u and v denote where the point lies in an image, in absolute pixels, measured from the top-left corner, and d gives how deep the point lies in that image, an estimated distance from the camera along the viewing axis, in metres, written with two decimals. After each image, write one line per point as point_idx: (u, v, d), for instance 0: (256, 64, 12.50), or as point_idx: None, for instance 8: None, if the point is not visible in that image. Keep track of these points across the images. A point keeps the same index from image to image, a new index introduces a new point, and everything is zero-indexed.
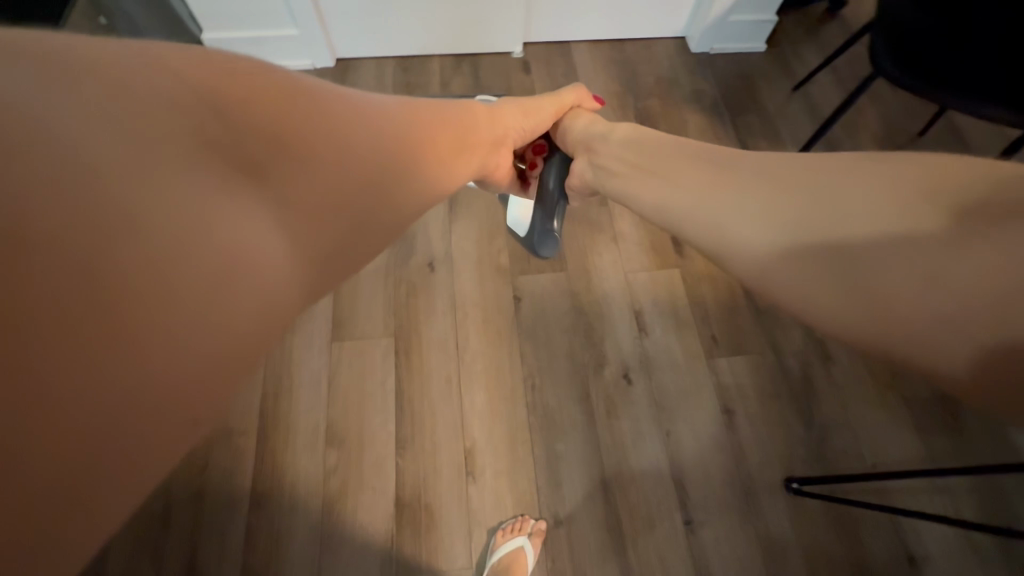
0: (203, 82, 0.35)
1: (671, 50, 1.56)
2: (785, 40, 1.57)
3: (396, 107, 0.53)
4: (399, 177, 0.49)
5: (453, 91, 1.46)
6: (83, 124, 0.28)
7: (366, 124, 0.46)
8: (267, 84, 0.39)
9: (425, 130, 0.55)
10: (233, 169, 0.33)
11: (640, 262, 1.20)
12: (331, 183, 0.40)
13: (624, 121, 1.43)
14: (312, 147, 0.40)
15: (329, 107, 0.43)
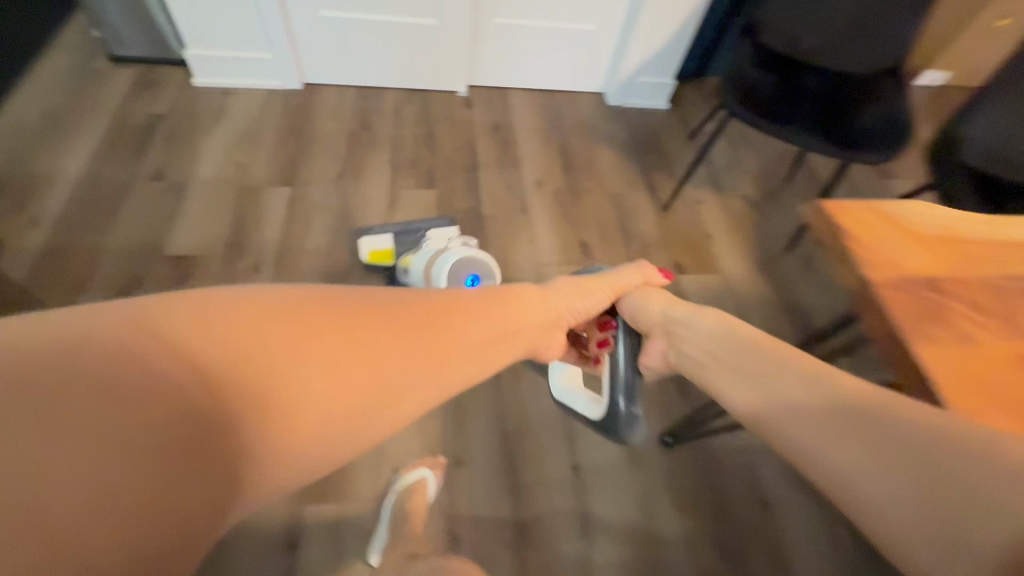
0: (211, 327, 0.35)
1: (592, 102, 1.87)
2: (685, 101, 1.92)
3: (437, 310, 0.48)
4: (392, 404, 0.43)
5: (404, 116, 1.68)
6: (70, 378, 0.29)
7: (383, 349, 0.42)
8: (297, 307, 0.40)
9: (464, 332, 0.49)
10: (195, 439, 0.31)
11: (551, 259, 1.42)
12: (293, 432, 0.36)
13: (548, 151, 1.69)
14: (289, 389, 0.36)
15: (344, 324, 0.41)
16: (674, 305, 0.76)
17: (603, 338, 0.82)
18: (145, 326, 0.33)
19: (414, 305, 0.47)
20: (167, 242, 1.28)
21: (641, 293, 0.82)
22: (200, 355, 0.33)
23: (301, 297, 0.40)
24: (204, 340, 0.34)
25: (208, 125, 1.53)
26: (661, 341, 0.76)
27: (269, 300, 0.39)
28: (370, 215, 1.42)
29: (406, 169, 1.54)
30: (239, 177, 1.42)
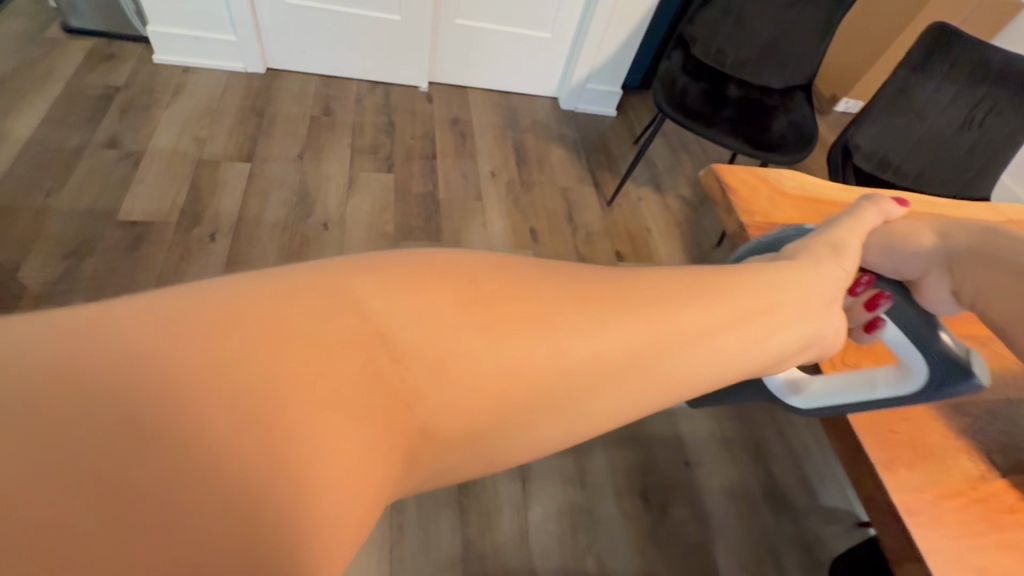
0: (425, 286, 0.27)
1: (546, 106, 2.00)
2: (630, 110, 2.08)
3: (662, 280, 0.36)
4: (592, 395, 0.31)
5: (366, 105, 1.75)
6: (235, 309, 0.22)
7: (596, 319, 0.30)
8: (506, 272, 0.30)
9: (700, 311, 0.35)
10: (366, 413, 0.23)
11: (502, 242, 1.51)
12: (473, 419, 0.26)
13: (504, 146, 1.79)
14: (466, 362, 0.26)
15: (566, 294, 0.31)
16: (954, 227, 0.57)
17: (871, 297, 0.54)
18: (329, 277, 0.25)
19: (635, 278, 0.35)
20: (120, 207, 1.28)
21: (895, 236, 0.58)
22: (387, 317, 0.25)
23: (506, 262, 0.31)
24: (390, 298, 0.26)
25: (167, 101, 1.54)
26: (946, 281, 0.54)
27: (464, 262, 0.30)
28: (328, 192, 1.47)
29: (366, 154, 1.60)
30: (197, 151, 1.44)
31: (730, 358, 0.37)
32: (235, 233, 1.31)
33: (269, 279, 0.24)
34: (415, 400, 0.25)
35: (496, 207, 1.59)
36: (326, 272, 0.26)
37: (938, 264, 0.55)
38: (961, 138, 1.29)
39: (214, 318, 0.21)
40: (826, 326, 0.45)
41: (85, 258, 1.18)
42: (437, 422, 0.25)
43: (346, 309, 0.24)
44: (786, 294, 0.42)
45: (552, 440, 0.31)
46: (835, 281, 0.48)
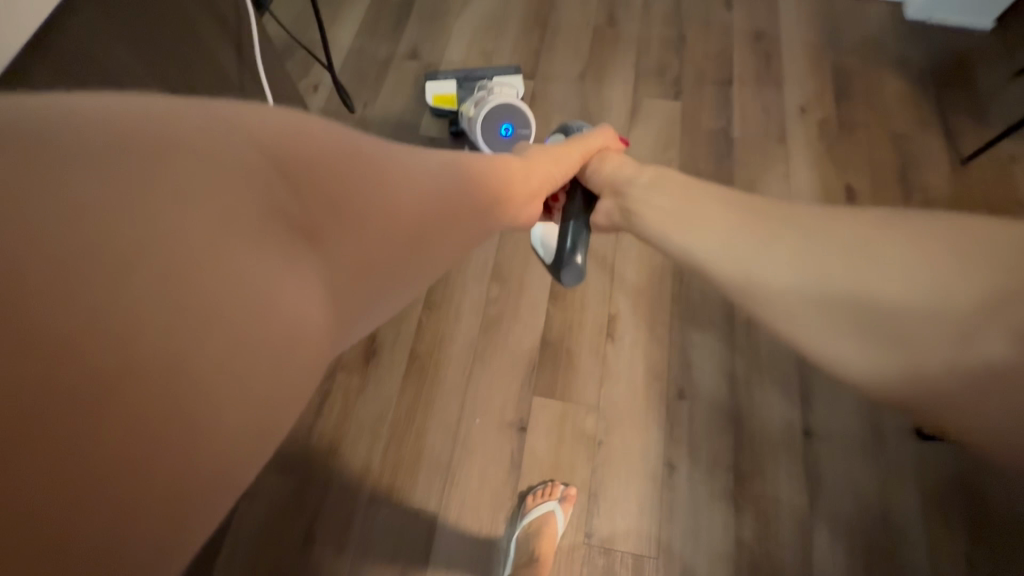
0: (283, 146, 0.34)
1: (884, 14, 1.49)
2: (1018, 24, 1.45)
3: (443, 159, 0.48)
4: (439, 237, 0.45)
5: (653, 12, 1.49)
6: (145, 173, 0.28)
7: (425, 190, 0.43)
8: (328, 133, 0.38)
9: (478, 186, 0.51)
10: (297, 239, 0.33)
11: (807, 200, 1.23)
12: (367, 254, 0.38)
13: (819, 70, 1.40)
14: (352, 208, 0.37)
15: (396, 162, 0.42)
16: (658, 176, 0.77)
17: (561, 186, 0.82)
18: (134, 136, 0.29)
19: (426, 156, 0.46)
20: (421, 122, 1.33)
21: (607, 159, 0.82)
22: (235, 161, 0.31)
23: (319, 140, 0.37)
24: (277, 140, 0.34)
25: (457, 8, 1.50)
26: (609, 202, 0.81)
27: (319, 133, 0.37)
28: (608, 119, 1.33)
29: (651, 75, 1.39)
30: (485, 66, 1.39)
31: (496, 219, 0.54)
32: None
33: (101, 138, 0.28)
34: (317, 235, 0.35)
35: (803, 152, 1.29)
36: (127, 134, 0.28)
37: (609, 191, 0.80)
38: None
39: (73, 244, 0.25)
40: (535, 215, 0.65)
41: None
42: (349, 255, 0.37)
43: (294, 163, 0.34)
44: (528, 187, 0.61)
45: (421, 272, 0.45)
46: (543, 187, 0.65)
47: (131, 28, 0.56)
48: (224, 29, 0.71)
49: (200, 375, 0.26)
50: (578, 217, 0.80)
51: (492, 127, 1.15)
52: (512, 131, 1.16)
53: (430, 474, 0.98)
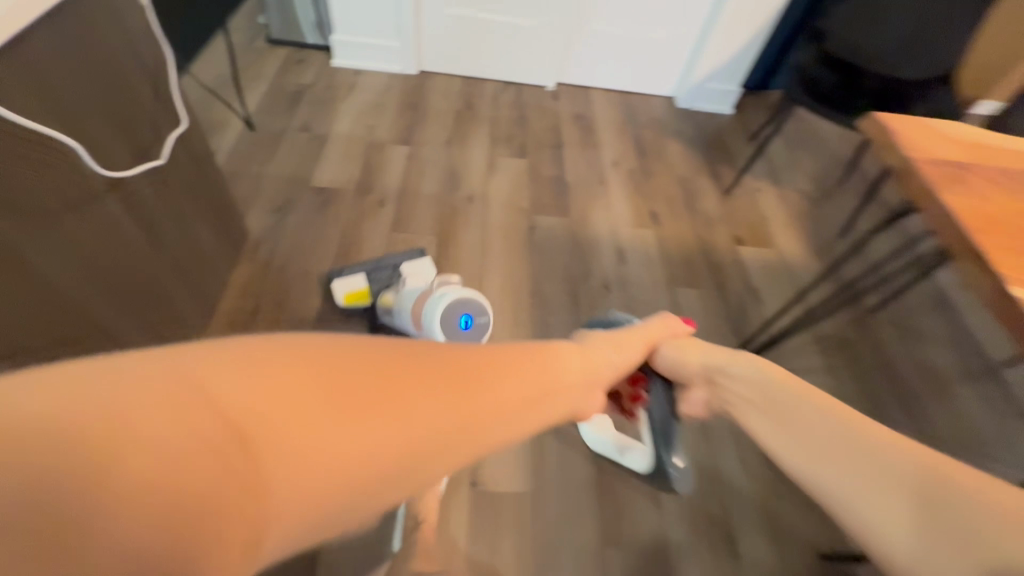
0: (247, 386, 0.26)
1: (664, 104, 2.09)
2: (747, 109, 2.11)
3: (477, 354, 0.38)
4: (439, 462, 0.32)
5: (501, 101, 1.94)
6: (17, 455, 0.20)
7: (432, 399, 0.32)
8: (329, 353, 0.30)
9: (509, 383, 0.39)
10: (239, 521, 0.24)
11: (625, 221, 1.60)
12: (323, 504, 0.26)
13: (624, 138, 1.90)
14: (291, 445, 0.26)
15: (416, 376, 0.32)
16: (711, 351, 0.70)
17: (637, 392, 0.78)
18: (99, 391, 0.23)
19: (446, 351, 0.36)
20: (313, 176, 1.55)
21: (678, 346, 0.72)
22: (182, 406, 0.24)
23: (306, 364, 0.29)
24: (239, 387, 0.26)
25: (343, 96, 1.83)
26: (702, 390, 0.70)
27: (299, 356, 0.29)
28: (471, 171, 1.66)
29: (502, 142, 1.78)
30: (368, 136, 1.70)
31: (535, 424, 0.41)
32: (400, 202, 1.52)
33: (67, 383, 0.23)
34: (260, 501, 0.25)
35: (619, 190, 1.70)
36: (89, 375, 0.24)
37: (701, 376, 0.69)
38: None
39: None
40: (597, 402, 0.51)
41: (288, 213, 1.44)
42: (290, 516, 0.25)
43: (239, 417, 0.26)
44: (578, 375, 0.49)
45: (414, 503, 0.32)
46: (602, 366, 0.55)
47: (69, 35, 0.73)
48: (146, 68, 0.90)
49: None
50: (666, 423, 0.76)
51: (449, 324, 0.91)
52: (471, 324, 0.93)
53: None
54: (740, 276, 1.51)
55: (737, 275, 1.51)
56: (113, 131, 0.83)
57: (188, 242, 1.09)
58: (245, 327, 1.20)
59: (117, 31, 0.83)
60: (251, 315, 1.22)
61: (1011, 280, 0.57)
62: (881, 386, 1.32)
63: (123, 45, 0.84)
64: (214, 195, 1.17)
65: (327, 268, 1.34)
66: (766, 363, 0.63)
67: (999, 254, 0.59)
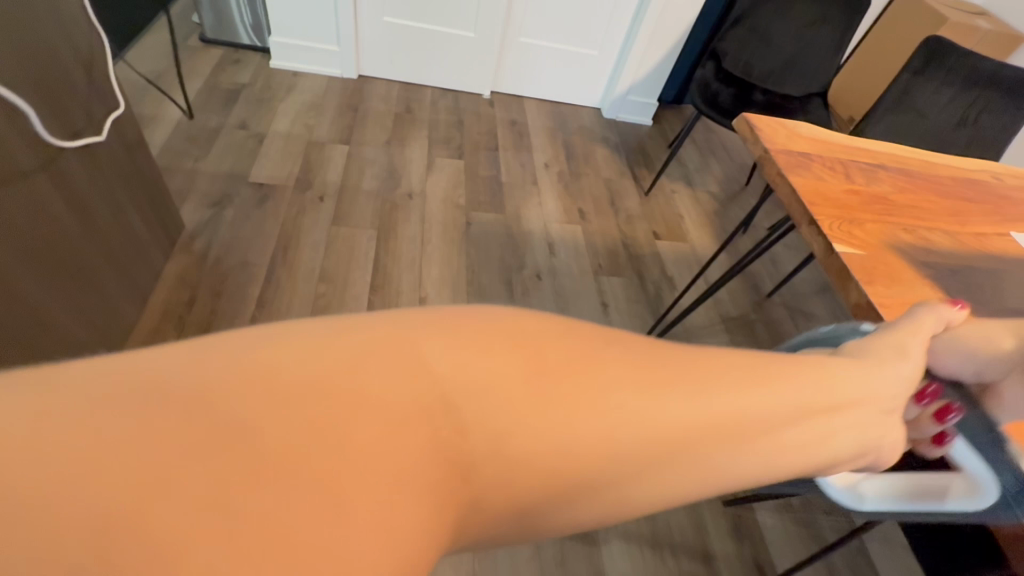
0: (472, 355, 0.27)
1: (592, 114, 2.26)
2: (664, 121, 2.33)
3: (716, 356, 0.34)
4: (643, 477, 0.29)
5: (440, 106, 2.03)
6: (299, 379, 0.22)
7: (644, 400, 0.29)
8: (545, 336, 0.29)
9: (758, 397, 0.33)
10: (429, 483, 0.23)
11: (555, 218, 1.73)
12: (517, 487, 0.26)
13: (555, 143, 2.04)
14: (510, 436, 0.26)
15: (616, 369, 0.29)
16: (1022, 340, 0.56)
17: (940, 408, 0.58)
18: (390, 345, 0.25)
19: (676, 354, 0.33)
20: (251, 171, 1.56)
21: (967, 337, 0.57)
22: (439, 383, 0.25)
23: (526, 343, 0.28)
24: (467, 367, 0.26)
25: (281, 97, 1.85)
26: None
27: (520, 335, 0.28)
28: (411, 169, 1.73)
29: (441, 144, 1.87)
30: (308, 135, 1.73)
31: (781, 455, 0.34)
32: (340, 198, 1.56)
33: (344, 332, 0.25)
34: (475, 476, 0.25)
35: (550, 189, 1.83)
36: (390, 331, 0.26)
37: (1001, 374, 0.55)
38: (958, 135, 1.42)
39: (296, 375, 0.22)
40: (887, 431, 0.43)
41: (225, 207, 1.45)
42: (486, 502, 0.25)
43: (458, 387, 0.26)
44: (855, 393, 0.40)
45: (597, 518, 0.30)
46: (890, 391, 0.43)
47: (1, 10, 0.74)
48: (79, 53, 0.91)
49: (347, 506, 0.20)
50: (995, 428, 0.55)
51: None
52: None
53: None
54: (658, 266, 1.68)
55: (655, 266, 1.68)
56: (45, 110, 0.83)
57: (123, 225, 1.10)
58: (182, 316, 1.20)
59: (49, 12, 0.84)
60: (187, 304, 1.22)
61: (835, 238, 0.72)
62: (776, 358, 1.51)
63: (54, 24, 0.85)
64: (148, 183, 1.18)
65: (266, 258, 1.36)
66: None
67: (828, 219, 0.75)
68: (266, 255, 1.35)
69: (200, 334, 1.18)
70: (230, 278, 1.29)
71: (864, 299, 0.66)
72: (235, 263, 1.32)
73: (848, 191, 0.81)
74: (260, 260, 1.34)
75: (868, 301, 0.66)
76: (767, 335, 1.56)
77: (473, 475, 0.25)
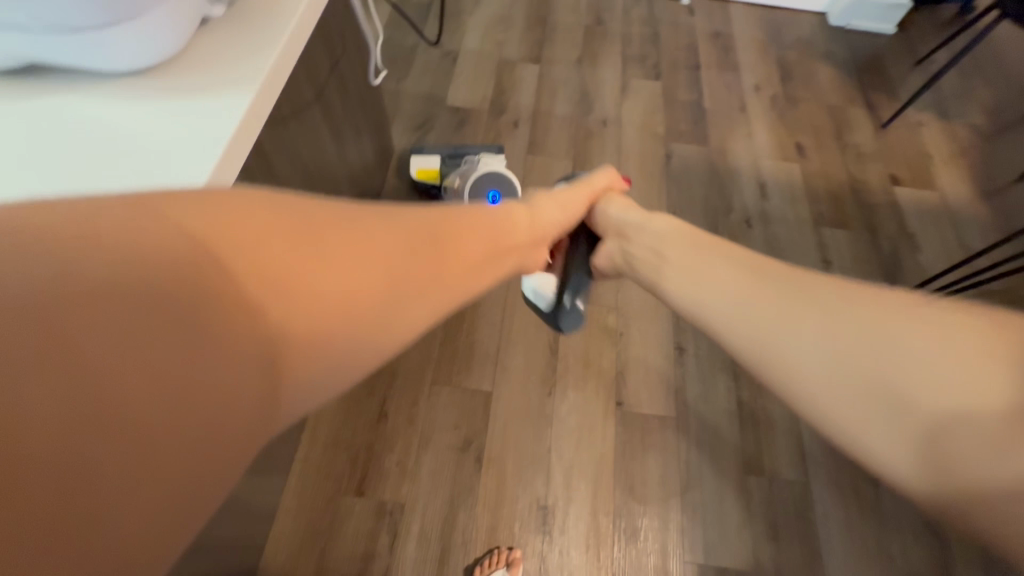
0: (238, 213, 0.35)
1: (814, 22, 1.85)
2: (914, 28, 1.83)
3: (426, 218, 0.50)
4: (402, 302, 0.43)
5: (633, 15, 1.79)
6: (86, 263, 0.27)
7: (389, 240, 0.44)
8: (274, 200, 0.38)
9: (457, 246, 0.51)
10: (257, 300, 0.33)
11: (767, 154, 1.50)
12: (320, 317, 0.36)
13: (768, 60, 1.72)
14: (304, 279, 0.36)
15: (354, 221, 0.42)
16: (648, 214, 0.79)
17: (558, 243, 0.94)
18: (167, 220, 0.31)
19: (396, 218, 0.47)
20: (447, 93, 1.52)
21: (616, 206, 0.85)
22: (222, 246, 0.32)
23: (271, 203, 0.38)
24: (225, 215, 0.34)
25: (470, 7, 1.74)
26: (613, 245, 0.83)
27: (271, 200, 0.38)
28: (604, 91, 1.58)
29: (635, 61, 1.66)
30: (498, 51, 1.63)
31: (477, 277, 0.54)
32: (533, 124, 1.49)
33: (95, 216, 0.29)
34: (260, 312, 0.33)
35: (762, 118, 1.57)
36: (163, 204, 0.32)
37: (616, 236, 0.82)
38: None
39: (99, 246, 0.28)
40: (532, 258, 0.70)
41: (427, 131, 1.45)
42: (292, 339, 0.34)
43: (244, 237, 0.34)
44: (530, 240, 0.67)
45: (401, 336, 0.44)
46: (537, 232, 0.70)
47: None
48: None
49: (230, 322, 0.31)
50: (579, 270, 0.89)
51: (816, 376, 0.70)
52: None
53: (481, 363, 1.08)
54: (895, 220, 1.40)
55: (892, 218, 1.40)
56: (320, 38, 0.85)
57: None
58: None
59: None
60: None
61: None
62: None
63: None
64: (373, 109, 1.21)
65: None
66: (704, 243, 0.69)
67: None
68: None
69: None
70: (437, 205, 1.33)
71: None
72: None
73: None
74: None
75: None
76: None
77: (260, 304, 0.33)
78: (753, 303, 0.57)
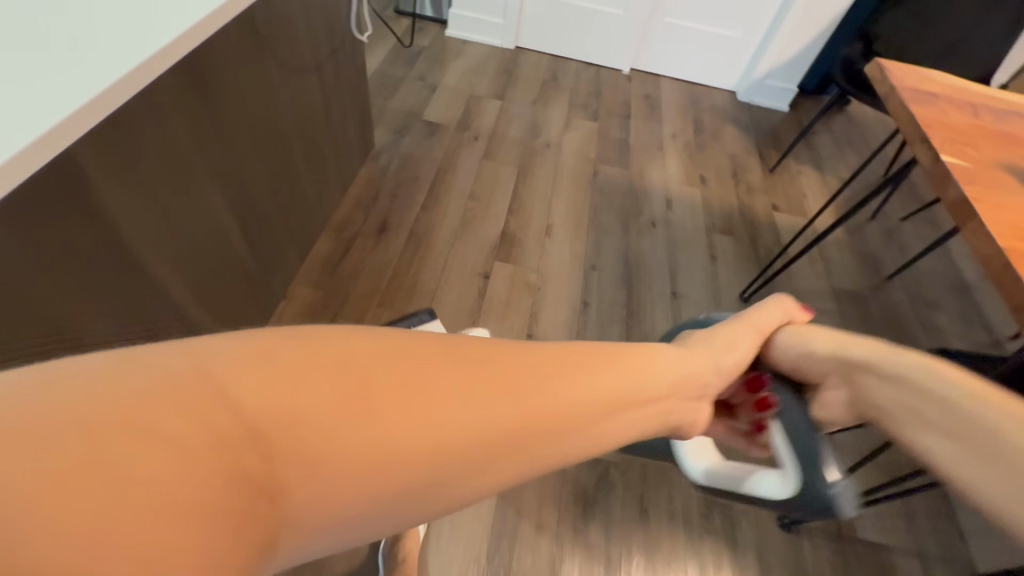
0: (339, 351, 0.27)
1: (726, 97, 2.33)
2: (802, 108, 2.31)
3: (556, 350, 0.35)
4: (486, 475, 0.30)
5: (583, 77, 2.25)
6: (182, 372, 0.23)
7: (513, 387, 0.31)
8: (388, 337, 0.30)
9: (579, 384, 0.35)
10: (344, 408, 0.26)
11: (676, 180, 1.87)
12: (337, 493, 0.25)
13: (686, 118, 2.16)
14: (340, 447, 0.25)
15: (480, 354, 0.32)
16: (849, 337, 0.51)
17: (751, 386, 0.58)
18: (272, 353, 0.26)
19: (494, 350, 0.33)
20: (425, 111, 1.89)
21: (797, 330, 0.57)
22: (315, 369, 0.26)
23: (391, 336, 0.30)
24: (306, 356, 0.26)
25: (452, 57, 2.18)
26: (840, 388, 0.49)
27: (388, 334, 0.30)
28: (552, 124, 1.97)
29: (580, 107, 2.08)
30: (471, 88, 2.04)
31: (606, 434, 0.36)
32: (491, 140, 1.85)
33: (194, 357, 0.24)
34: (281, 488, 0.24)
35: (675, 154, 1.96)
36: (206, 362, 0.24)
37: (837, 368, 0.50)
38: None
39: (197, 363, 0.24)
40: (692, 410, 0.45)
41: (404, 135, 1.80)
42: (302, 510, 0.24)
43: (334, 361, 0.27)
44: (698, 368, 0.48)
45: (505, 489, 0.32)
46: (702, 376, 0.47)
47: None
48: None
49: (315, 454, 0.25)
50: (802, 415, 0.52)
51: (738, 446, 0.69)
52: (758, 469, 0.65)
53: (420, 296, 1.38)
54: (772, 234, 1.74)
55: (770, 233, 1.74)
56: (317, 23, 1.18)
57: (290, 196, 1.27)
58: (368, 206, 1.57)
59: None
60: (373, 198, 1.59)
61: (945, 151, 0.82)
62: (886, 333, 1.52)
63: None
64: (361, 103, 1.55)
65: (430, 175, 1.69)
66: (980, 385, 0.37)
67: (940, 138, 0.84)
68: (431, 173, 1.69)
69: (379, 223, 1.53)
70: (403, 186, 1.63)
71: (962, 198, 0.75)
72: (408, 178, 1.66)
73: (972, 125, 0.88)
74: (426, 176, 1.68)
75: (965, 197, 0.75)
76: (879, 311, 1.57)
77: (342, 434, 0.25)
78: (909, 388, 0.41)
